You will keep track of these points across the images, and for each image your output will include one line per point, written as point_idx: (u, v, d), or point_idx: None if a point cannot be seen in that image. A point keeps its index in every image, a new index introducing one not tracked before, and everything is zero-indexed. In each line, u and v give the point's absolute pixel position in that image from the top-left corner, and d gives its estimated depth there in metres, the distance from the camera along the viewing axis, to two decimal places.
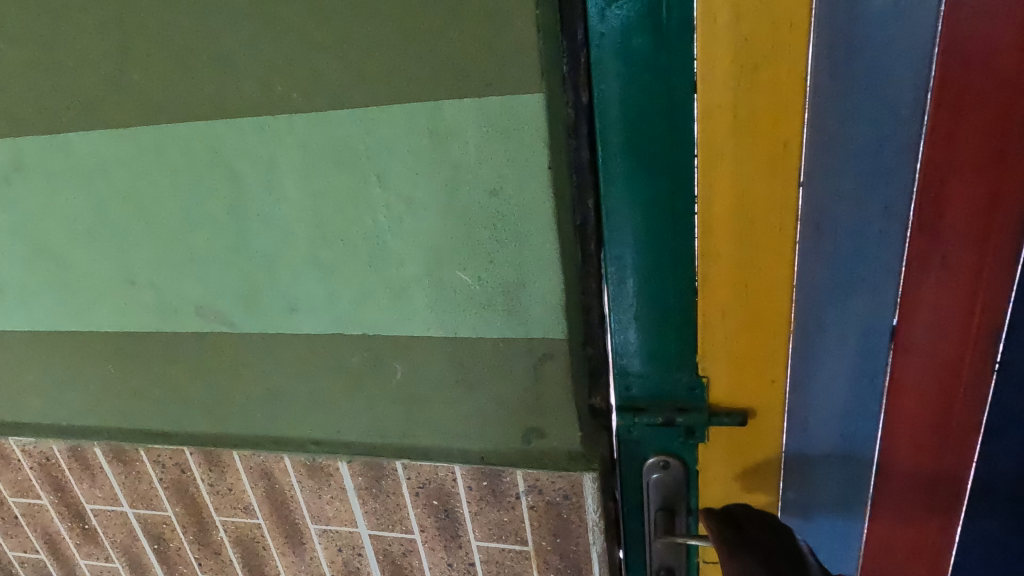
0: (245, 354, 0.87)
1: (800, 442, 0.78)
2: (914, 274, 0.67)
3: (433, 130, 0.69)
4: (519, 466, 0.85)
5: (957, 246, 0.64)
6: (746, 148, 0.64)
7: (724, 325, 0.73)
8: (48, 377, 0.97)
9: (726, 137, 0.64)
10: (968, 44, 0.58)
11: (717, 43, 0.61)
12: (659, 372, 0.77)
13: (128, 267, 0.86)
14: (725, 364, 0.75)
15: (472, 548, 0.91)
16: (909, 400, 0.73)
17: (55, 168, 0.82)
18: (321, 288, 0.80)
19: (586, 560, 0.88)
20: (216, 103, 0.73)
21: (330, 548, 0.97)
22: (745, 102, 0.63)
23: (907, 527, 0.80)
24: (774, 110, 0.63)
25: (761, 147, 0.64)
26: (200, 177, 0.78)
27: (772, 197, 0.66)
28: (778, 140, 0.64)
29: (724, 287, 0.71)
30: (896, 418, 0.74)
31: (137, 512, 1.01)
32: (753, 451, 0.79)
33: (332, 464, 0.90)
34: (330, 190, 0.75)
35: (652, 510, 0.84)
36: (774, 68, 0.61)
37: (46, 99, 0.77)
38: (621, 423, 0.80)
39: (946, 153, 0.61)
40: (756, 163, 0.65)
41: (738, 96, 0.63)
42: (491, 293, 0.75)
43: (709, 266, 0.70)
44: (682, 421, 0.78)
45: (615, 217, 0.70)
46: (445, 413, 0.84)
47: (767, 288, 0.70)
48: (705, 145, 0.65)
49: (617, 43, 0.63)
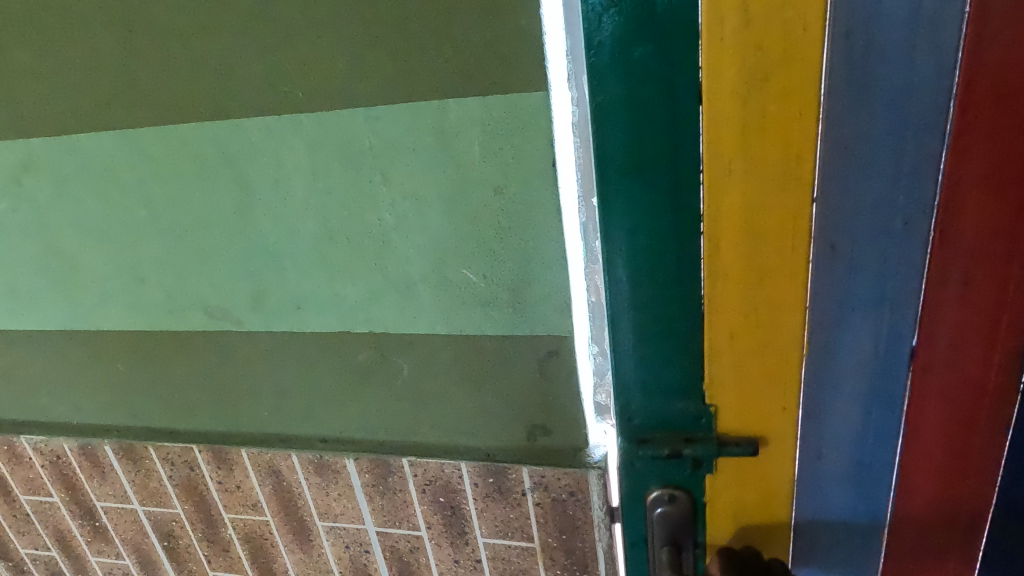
0: (254, 353, 0.82)
1: (815, 467, 0.71)
2: (933, 293, 0.60)
3: (439, 129, 0.63)
4: (525, 461, 0.77)
5: (977, 265, 0.58)
6: (754, 162, 0.57)
7: (735, 348, 0.66)
8: (54, 376, 0.93)
9: (733, 154, 0.57)
10: (998, 47, 0.51)
11: (724, 51, 0.54)
12: (664, 401, 0.69)
13: (135, 265, 0.81)
14: (737, 387, 0.68)
15: (480, 546, 0.85)
16: (929, 426, 0.66)
17: (66, 164, 0.77)
18: (326, 288, 0.75)
19: (594, 557, 0.81)
20: (205, 95, 0.68)
21: (338, 545, 0.92)
22: (759, 116, 0.56)
23: (917, 562, 0.73)
24: (785, 121, 0.56)
25: (770, 161, 0.57)
26: (203, 172, 0.73)
27: (783, 214, 0.59)
28: (790, 154, 0.57)
29: (733, 310, 0.64)
30: (914, 442, 0.67)
31: (145, 508, 0.99)
32: (764, 479, 0.72)
33: (339, 462, 0.85)
34: (334, 188, 0.69)
35: (658, 546, 0.75)
36: (793, 77, 0.54)
37: (46, 93, 0.72)
38: (623, 454, 0.71)
39: (968, 161, 0.55)
40: (766, 181, 0.58)
41: (746, 106, 0.55)
42: (498, 290, 0.69)
43: (716, 287, 0.63)
44: (689, 453, 0.69)
45: (613, 241, 0.62)
46: (454, 413, 0.78)
47: (780, 311, 0.63)
48: (711, 163, 0.58)
49: (617, 53, 0.55)
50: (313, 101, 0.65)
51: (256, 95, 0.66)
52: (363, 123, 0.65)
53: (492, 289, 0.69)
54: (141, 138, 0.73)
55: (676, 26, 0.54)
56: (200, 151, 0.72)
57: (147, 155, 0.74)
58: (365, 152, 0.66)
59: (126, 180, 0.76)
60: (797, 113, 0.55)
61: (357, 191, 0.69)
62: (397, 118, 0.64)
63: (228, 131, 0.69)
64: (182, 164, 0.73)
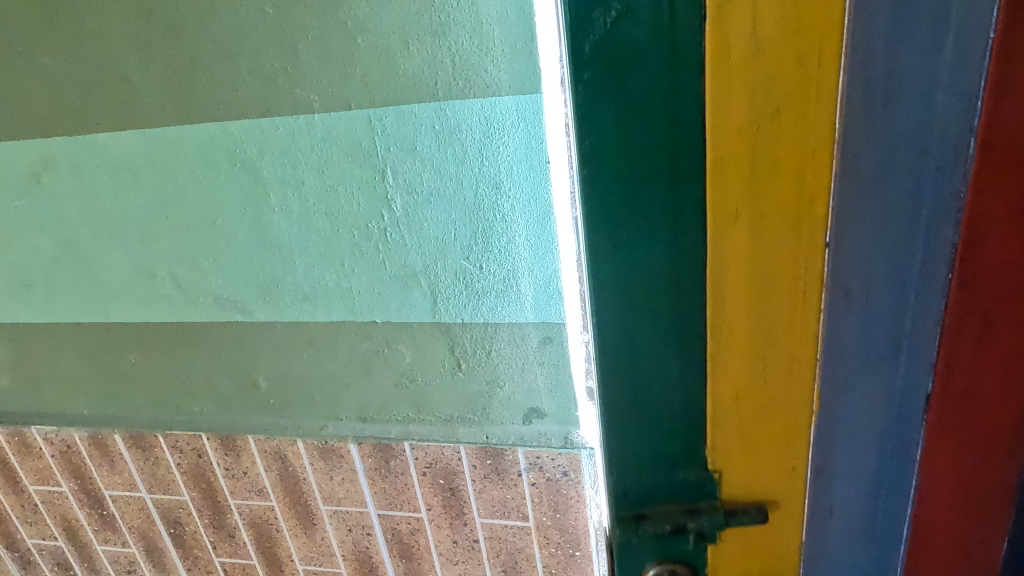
0: (262, 342, 0.86)
1: (821, 546, 0.58)
2: (947, 341, 0.50)
3: (441, 128, 0.68)
4: (520, 444, 0.82)
5: (999, 305, 0.49)
6: (766, 202, 0.47)
7: (739, 420, 0.54)
8: (68, 366, 0.97)
9: (739, 184, 0.47)
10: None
11: (732, 68, 0.44)
12: (662, 467, 0.56)
13: (149, 258, 0.85)
14: (741, 465, 0.56)
15: (478, 526, 0.89)
16: (941, 507, 0.55)
17: (85, 162, 0.81)
18: (332, 279, 0.79)
19: (587, 537, 0.85)
20: (222, 96, 0.72)
21: (341, 528, 0.96)
22: (770, 144, 0.46)
23: None
24: (802, 154, 0.46)
25: (784, 202, 0.47)
26: (217, 169, 0.77)
27: (796, 264, 0.49)
28: (803, 198, 0.47)
29: (739, 376, 0.53)
30: (923, 524, 0.56)
31: (153, 495, 1.03)
32: (774, 558, 0.59)
33: (343, 446, 0.88)
34: (342, 184, 0.73)
35: None
36: (807, 109, 0.45)
37: (69, 94, 0.77)
38: (615, 531, 0.57)
39: (992, 205, 0.46)
40: (773, 232, 0.48)
41: (757, 136, 0.45)
42: (495, 280, 0.74)
43: (720, 349, 0.52)
44: (694, 528, 0.56)
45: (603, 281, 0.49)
46: (454, 397, 0.82)
47: (792, 377, 0.52)
48: (713, 204, 0.47)
49: (610, 67, 0.44)
50: (325, 101, 0.70)
51: (269, 97, 0.71)
52: (368, 122, 0.69)
53: (489, 280, 0.74)
54: (157, 137, 0.77)
55: (678, 27, 0.43)
56: (214, 150, 0.76)
57: (163, 154, 0.78)
58: (371, 148, 0.71)
59: (142, 177, 0.80)
60: (813, 145, 0.46)
61: (361, 187, 0.73)
62: (399, 117, 0.68)
63: (240, 130, 0.74)
64: (196, 162, 0.77)
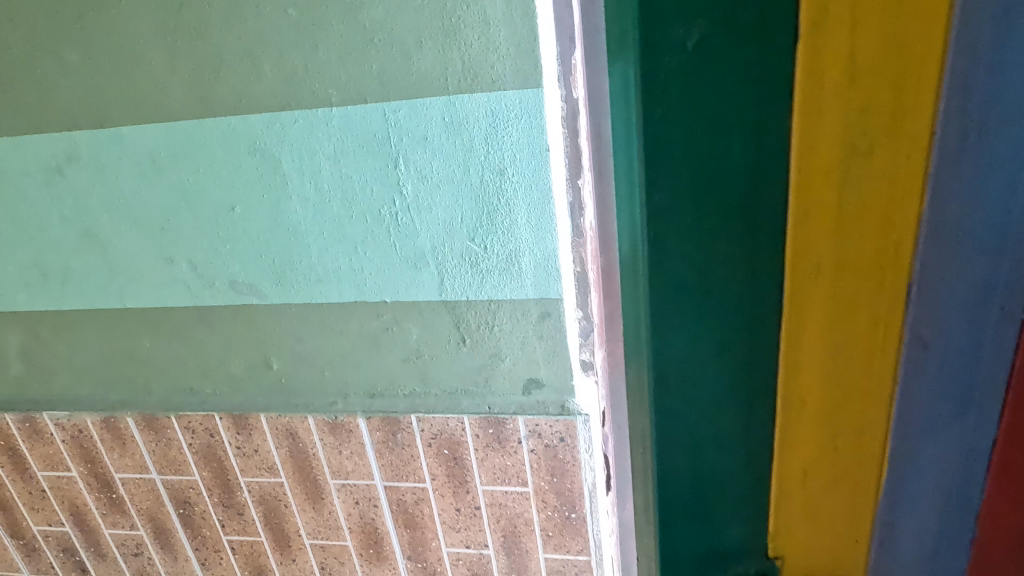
0: (276, 323, 0.92)
1: None
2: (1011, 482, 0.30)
3: (449, 120, 0.75)
4: (520, 412, 0.89)
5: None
6: (846, 395, 0.33)
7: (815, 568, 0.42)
8: (81, 353, 1.01)
9: (819, 335, 0.33)
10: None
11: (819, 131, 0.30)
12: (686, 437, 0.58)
13: (166, 246, 0.90)
14: None
15: (480, 493, 0.95)
16: None
17: (107, 155, 0.86)
18: (345, 261, 0.85)
19: (581, 499, 0.92)
20: (244, 90, 0.78)
21: (348, 502, 1.01)
22: (837, 264, 0.31)
23: None
24: (856, 309, 0.32)
25: (853, 344, 0.32)
26: (237, 160, 0.83)
27: (851, 516, 0.35)
28: (866, 471, 0.34)
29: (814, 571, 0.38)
30: None
31: (163, 477, 1.07)
32: None
33: (352, 421, 0.94)
34: (357, 172, 0.80)
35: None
36: (885, 299, 0.31)
37: (96, 89, 0.82)
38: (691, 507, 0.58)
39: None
40: (829, 471, 0.35)
41: (835, 221, 0.30)
42: (498, 259, 0.81)
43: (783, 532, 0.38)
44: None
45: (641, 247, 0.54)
46: (458, 371, 0.89)
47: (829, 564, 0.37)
48: (788, 385, 0.35)
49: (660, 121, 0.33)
50: (342, 95, 0.76)
51: (289, 92, 0.77)
52: (383, 116, 0.76)
53: (492, 261, 0.81)
54: (179, 130, 0.82)
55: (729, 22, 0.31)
56: (234, 142, 0.82)
57: (184, 146, 0.83)
58: (385, 140, 0.77)
59: (162, 168, 0.85)
60: (910, 208, 0.29)
61: (375, 176, 0.79)
62: (412, 111, 0.75)
63: (260, 123, 0.80)
64: (216, 154, 0.83)
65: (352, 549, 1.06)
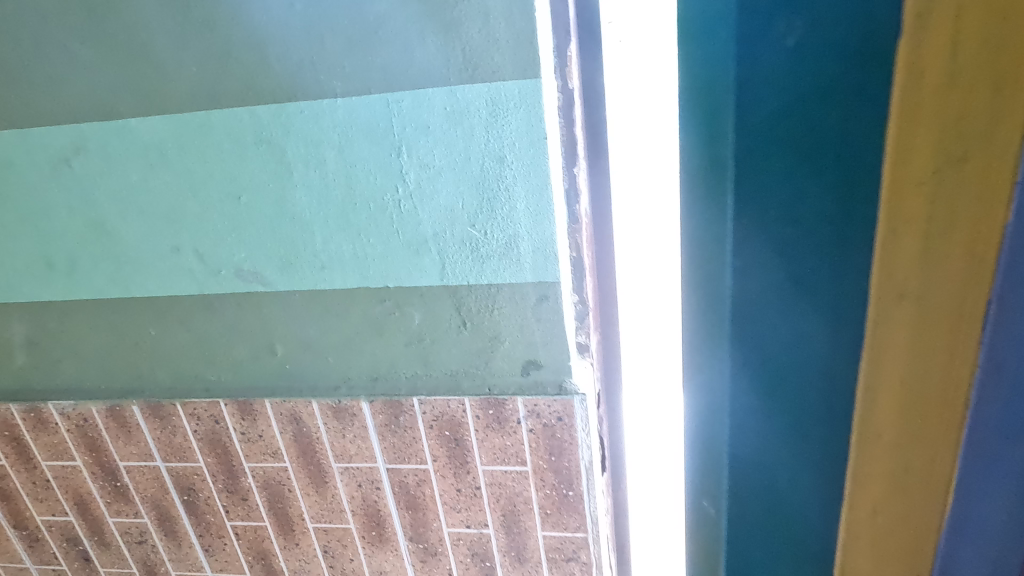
0: (281, 310, 0.94)
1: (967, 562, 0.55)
2: None
3: (450, 110, 0.78)
4: (519, 392, 0.92)
5: None
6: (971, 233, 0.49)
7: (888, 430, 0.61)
8: (86, 342, 1.03)
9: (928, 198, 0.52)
10: None
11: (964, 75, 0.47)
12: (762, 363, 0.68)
13: (173, 235, 0.92)
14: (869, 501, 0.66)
15: (480, 473, 0.98)
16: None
17: (115, 147, 0.88)
18: (349, 248, 0.88)
19: (578, 477, 0.95)
20: (250, 82, 0.81)
21: (351, 484, 1.04)
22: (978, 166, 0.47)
23: None
24: (985, 190, 0.47)
25: (966, 251, 0.49)
26: (243, 150, 0.85)
27: (967, 280, 0.49)
28: (978, 258, 0.48)
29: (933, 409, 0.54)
30: None
31: (167, 464, 1.09)
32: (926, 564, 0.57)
33: (356, 405, 0.97)
34: (360, 161, 0.83)
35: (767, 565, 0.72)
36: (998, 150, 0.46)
37: (104, 82, 0.84)
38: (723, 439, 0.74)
39: None
40: (955, 246, 0.50)
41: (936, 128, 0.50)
42: (498, 244, 0.84)
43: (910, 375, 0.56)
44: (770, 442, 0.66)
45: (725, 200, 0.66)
46: (459, 354, 0.92)
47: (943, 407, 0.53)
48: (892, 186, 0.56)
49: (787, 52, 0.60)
50: (346, 87, 0.79)
51: (295, 83, 0.80)
52: (387, 105, 0.79)
53: (492, 245, 0.84)
54: (187, 121, 0.85)
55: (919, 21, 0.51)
56: (241, 132, 0.84)
57: (191, 137, 0.86)
58: (389, 128, 0.80)
59: (170, 158, 0.88)
60: (1005, 147, 0.45)
61: (378, 164, 0.82)
62: (415, 100, 0.78)
63: (267, 113, 0.82)
64: (223, 144, 0.85)
65: (356, 531, 1.09)
